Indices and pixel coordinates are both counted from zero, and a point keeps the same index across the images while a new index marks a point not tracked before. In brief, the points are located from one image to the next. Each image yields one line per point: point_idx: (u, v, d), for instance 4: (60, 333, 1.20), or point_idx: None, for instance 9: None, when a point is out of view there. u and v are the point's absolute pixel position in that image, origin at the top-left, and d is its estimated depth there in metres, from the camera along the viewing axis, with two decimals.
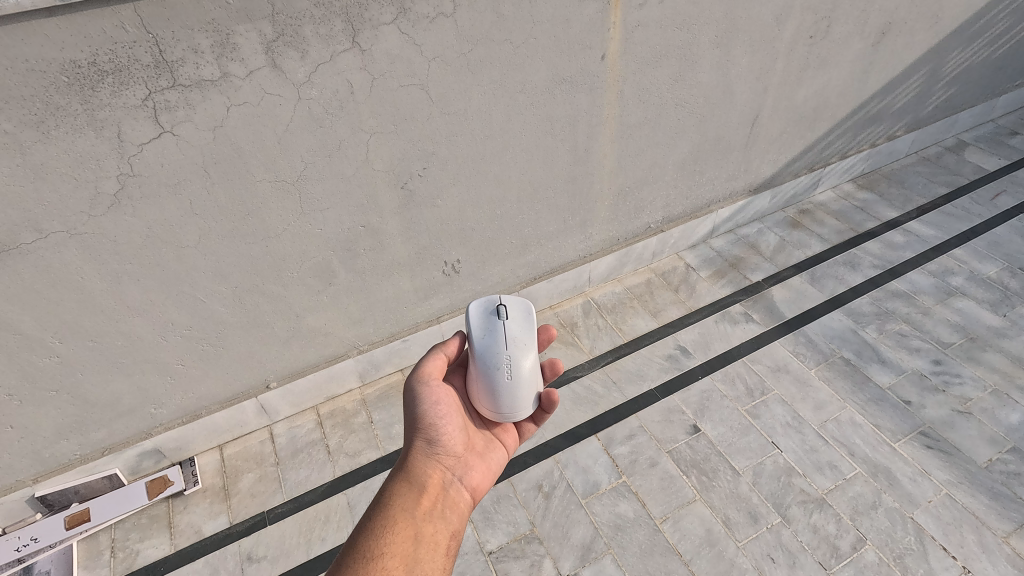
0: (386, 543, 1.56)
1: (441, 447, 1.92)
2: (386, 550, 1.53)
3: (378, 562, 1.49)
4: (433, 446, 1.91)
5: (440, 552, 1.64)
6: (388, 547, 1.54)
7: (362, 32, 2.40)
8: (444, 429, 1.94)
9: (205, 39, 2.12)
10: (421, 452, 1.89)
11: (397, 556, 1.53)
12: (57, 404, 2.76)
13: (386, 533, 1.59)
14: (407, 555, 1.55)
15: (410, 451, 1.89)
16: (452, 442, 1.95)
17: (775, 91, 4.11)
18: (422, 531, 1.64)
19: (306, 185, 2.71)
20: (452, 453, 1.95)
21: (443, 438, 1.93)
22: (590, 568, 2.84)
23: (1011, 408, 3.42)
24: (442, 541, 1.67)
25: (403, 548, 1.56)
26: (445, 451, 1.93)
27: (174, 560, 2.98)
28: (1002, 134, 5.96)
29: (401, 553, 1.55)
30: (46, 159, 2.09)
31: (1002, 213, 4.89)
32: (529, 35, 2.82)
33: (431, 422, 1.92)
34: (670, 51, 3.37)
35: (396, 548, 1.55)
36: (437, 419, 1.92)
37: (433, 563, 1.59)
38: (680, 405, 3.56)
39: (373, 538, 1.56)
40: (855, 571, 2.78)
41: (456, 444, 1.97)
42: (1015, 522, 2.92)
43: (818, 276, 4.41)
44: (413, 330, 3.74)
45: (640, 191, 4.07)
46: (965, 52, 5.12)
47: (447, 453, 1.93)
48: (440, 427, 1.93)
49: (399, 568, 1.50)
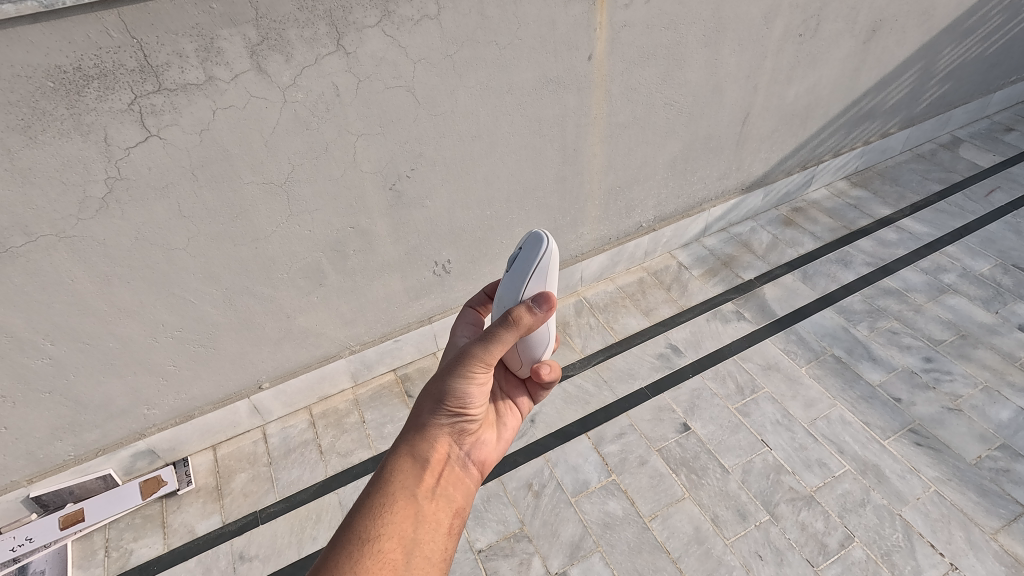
0: (384, 523, 1.50)
1: (455, 421, 1.81)
2: (382, 532, 1.48)
3: (373, 545, 1.44)
4: (447, 421, 1.80)
5: (442, 531, 1.59)
6: (384, 529, 1.49)
7: (346, 35, 2.42)
8: (465, 406, 1.80)
9: (189, 43, 2.14)
10: (434, 425, 1.77)
11: (394, 538, 1.48)
12: (50, 405, 2.79)
13: (384, 511, 1.53)
14: (405, 536, 1.50)
15: (422, 421, 1.77)
16: (469, 419, 1.84)
17: (766, 89, 4.12)
18: (424, 509, 1.58)
19: (294, 187, 2.73)
20: (468, 428, 1.85)
21: (460, 414, 1.81)
22: (578, 566, 2.86)
23: (1001, 405, 3.43)
24: (444, 520, 1.61)
25: (402, 529, 1.51)
26: (458, 426, 1.83)
27: (167, 559, 3.01)
28: (997, 131, 5.95)
29: (398, 534, 1.49)
30: (34, 163, 2.12)
31: (996, 210, 4.89)
32: (515, 36, 2.84)
33: (452, 398, 1.77)
34: (658, 51, 3.38)
35: (393, 529, 1.50)
36: (461, 396, 1.77)
37: (433, 544, 1.54)
38: (670, 404, 3.57)
39: (369, 518, 1.51)
40: (842, 568, 2.79)
41: (472, 419, 1.86)
42: (1003, 518, 2.92)
43: (810, 274, 4.42)
44: (405, 330, 3.77)
45: (631, 190, 4.08)
46: (958, 49, 5.11)
47: (459, 428, 1.84)
48: (460, 404, 1.79)
49: (395, 551, 1.45)
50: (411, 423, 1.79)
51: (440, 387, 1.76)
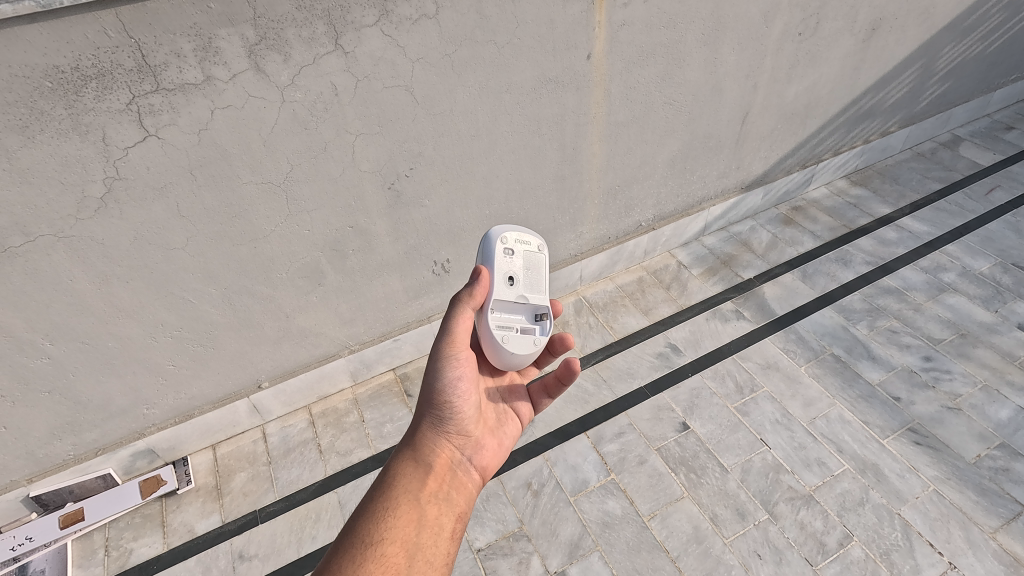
0: (386, 528, 1.49)
1: (453, 424, 1.84)
2: (386, 536, 1.47)
3: (377, 549, 1.43)
4: (444, 423, 1.83)
5: (445, 535, 1.57)
6: (387, 533, 1.48)
7: (344, 35, 2.42)
8: (459, 408, 1.83)
9: (188, 43, 2.14)
10: (432, 429, 1.81)
11: (397, 542, 1.46)
12: (49, 405, 2.79)
13: (387, 516, 1.52)
14: (408, 540, 1.48)
15: (420, 427, 1.81)
16: (467, 421, 1.87)
17: (765, 88, 4.11)
18: (427, 513, 1.58)
19: (293, 187, 2.73)
20: (465, 431, 1.87)
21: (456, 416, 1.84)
22: (578, 565, 2.86)
23: (1000, 404, 3.42)
24: (447, 524, 1.60)
25: (405, 533, 1.50)
26: (456, 429, 1.86)
27: (167, 559, 3.01)
28: (997, 129, 5.94)
29: (401, 538, 1.48)
30: (32, 163, 2.12)
31: (996, 209, 4.88)
32: (513, 36, 2.83)
33: (445, 398, 1.82)
34: (658, 50, 3.38)
35: (396, 533, 1.49)
36: (454, 397, 1.81)
37: (436, 548, 1.52)
38: (669, 403, 3.57)
39: (373, 522, 1.50)
40: (841, 567, 2.79)
41: (470, 421, 1.89)
42: (1002, 517, 2.92)
43: (810, 273, 4.42)
44: (405, 329, 3.77)
45: (630, 189, 4.08)
46: (958, 47, 5.10)
47: (458, 431, 1.86)
48: (454, 404, 1.83)
49: (399, 555, 1.44)
50: (411, 431, 1.83)
51: (432, 389, 1.82)
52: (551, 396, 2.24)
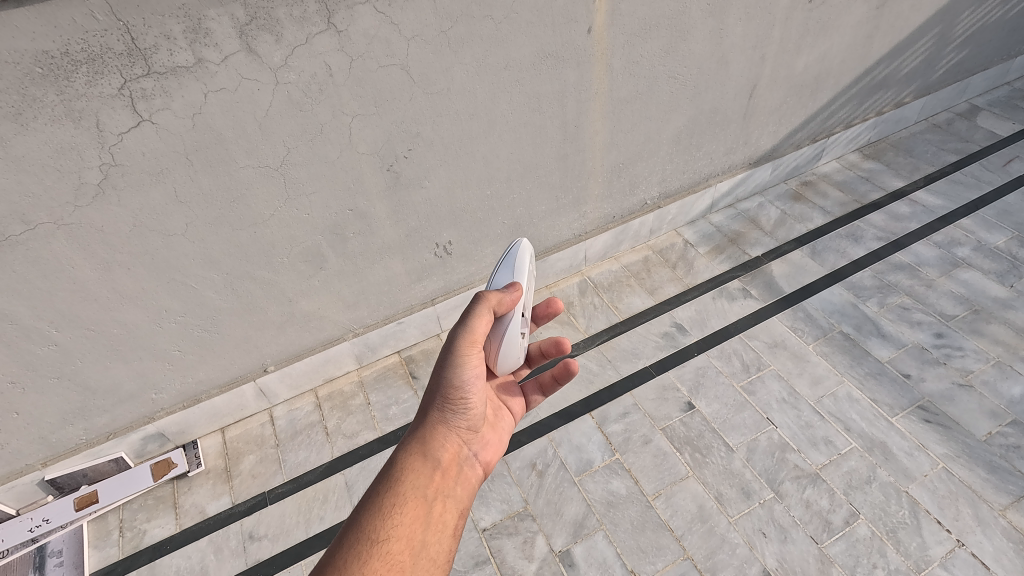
0: (392, 524, 1.49)
1: (462, 418, 1.85)
2: (392, 533, 1.47)
3: (383, 545, 1.43)
4: (453, 417, 1.83)
5: (448, 532, 1.59)
6: (392, 530, 1.47)
7: (337, 14, 2.37)
8: (468, 402, 1.85)
9: (177, 24, 2.10)
10: (443, 423, 1.81)
11: (402, 539, 1.47)
12: (59, 391, 2.84)
13: (394, 512, 1.52)
14: (415, 538, 1.49)
15: (430, 421, 1.80)
16: (475, 418, 1.89)
17: (773, 59, 3.99)
18: (433, 509, 1.59)
19: (290, 170, 2.70)
20: (473, 426, 1.89)
21: (466, 412, 1.85)
22: (582, 544, 2.88)
23: (1013, 381, 3.36)
24: (451, 521, 1.62)
25: (411, 530, 1.50)
26: (465, 424, 1.87)
27: (180, 539, 3.08)
28: (1016, 98, 5.76)
29: (406, 535, 1.48)
30: (26, 150, 2.10)
31: (1014, 180, 4.74)
32: (510, 10, 2.76)
33: (456, 395, 1.81)
34: (660, 22, 3.28)
35: (401, 530, 1.49)
36: (465, 392, 1.82)
37: (440, 545, 1.54)
38: (674, 382, 3.55)
39: (379, 518, 1.50)
40: (847, 545, 2.78)
41: (477, 418, 1.90)
42: (1013, 494, 2.88)
43: (819, 250, 4.34)
44: (409, 312, 3.77)
45: (634, 167, 4.00)
46: (978, 12, 4.91)
47: (467, 427, 1.88)
48: (464, 401, 1.83)
49: (404, 552, 1.44)
50: (418, 422, 1.81)
51: (445, 383, 1.79)
52: (544, 395, 2.35)
